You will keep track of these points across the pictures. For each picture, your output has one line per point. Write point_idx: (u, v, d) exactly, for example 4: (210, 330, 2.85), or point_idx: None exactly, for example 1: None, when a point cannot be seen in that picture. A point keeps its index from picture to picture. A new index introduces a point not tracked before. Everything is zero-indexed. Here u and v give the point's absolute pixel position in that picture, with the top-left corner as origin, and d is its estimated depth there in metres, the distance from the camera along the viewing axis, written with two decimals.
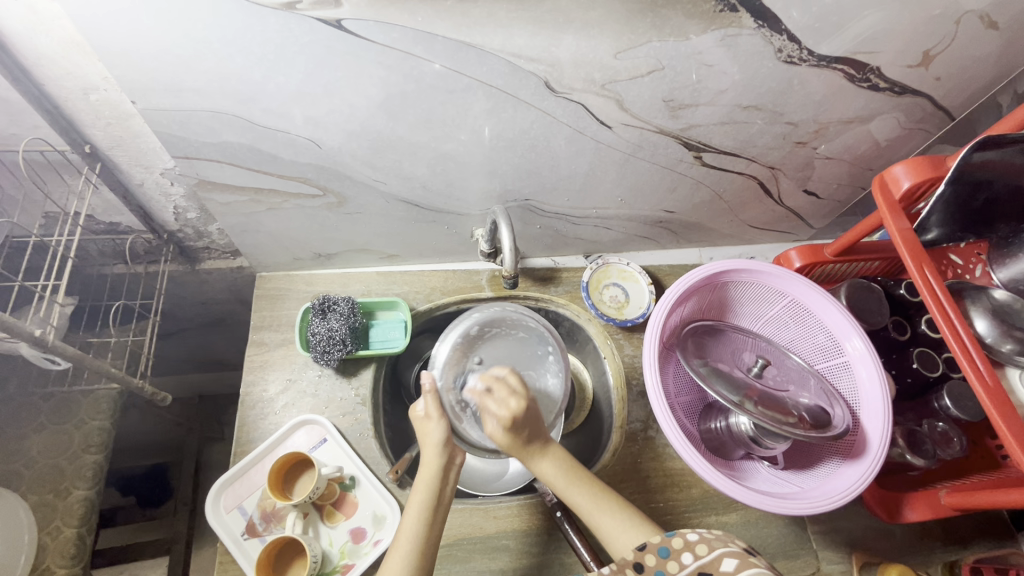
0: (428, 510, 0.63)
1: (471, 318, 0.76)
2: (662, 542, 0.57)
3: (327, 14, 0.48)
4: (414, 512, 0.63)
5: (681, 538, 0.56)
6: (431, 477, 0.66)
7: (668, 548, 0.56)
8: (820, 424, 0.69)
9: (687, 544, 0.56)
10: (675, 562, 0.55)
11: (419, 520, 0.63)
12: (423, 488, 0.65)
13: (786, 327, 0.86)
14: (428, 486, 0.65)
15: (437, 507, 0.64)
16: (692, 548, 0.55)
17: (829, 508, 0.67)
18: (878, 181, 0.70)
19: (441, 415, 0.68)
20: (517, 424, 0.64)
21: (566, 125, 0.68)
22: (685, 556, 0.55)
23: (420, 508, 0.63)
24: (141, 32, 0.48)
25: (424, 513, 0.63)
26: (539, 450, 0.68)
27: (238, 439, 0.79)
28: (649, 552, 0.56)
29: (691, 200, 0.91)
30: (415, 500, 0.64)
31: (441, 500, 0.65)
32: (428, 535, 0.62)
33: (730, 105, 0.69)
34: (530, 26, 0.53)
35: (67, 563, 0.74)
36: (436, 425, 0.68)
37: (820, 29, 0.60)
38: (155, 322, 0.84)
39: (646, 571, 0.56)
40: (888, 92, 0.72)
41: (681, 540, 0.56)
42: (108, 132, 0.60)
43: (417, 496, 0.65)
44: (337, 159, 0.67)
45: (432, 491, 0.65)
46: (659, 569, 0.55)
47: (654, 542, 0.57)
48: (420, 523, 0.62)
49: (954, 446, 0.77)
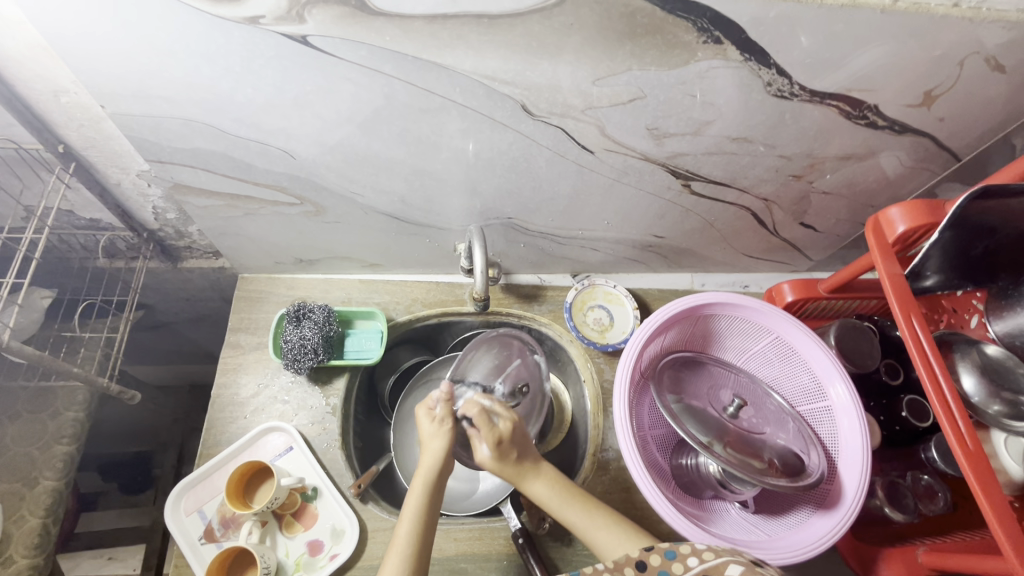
0: (421, 519, 0.62)
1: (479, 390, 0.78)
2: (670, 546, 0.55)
3: (291, 30, 0.47)
4: (408, 518, 0.62)
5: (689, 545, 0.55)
6: (427, 482, 0.65)
7: (675, 551, 0.54)
8: (793, 473, 0.66)
9: (695, 550, 0.54)
10: (680, 565, 0.53)
11: (412, 527, 0.61)
12: (413, 500, 0.64)
13: (770, 364, 0.82)
14: (422, 497, 0.64)
15: (429, 516, 0.63)
16: (698, 553, 0.54)
17: (795, 562, 0.65)
18: (872, 224, 0.69)
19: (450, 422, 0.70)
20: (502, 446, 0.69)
21: (546, 147, 0.66)
22: (692, 561, 0.53)
23: (414, 514, 0.62)
24: (102, 38, 0.47)
25: (418, 519, 0.62)
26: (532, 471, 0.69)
27: (204, 442, 0.79)
28: (655, 552, 0.54)
29: (681, 226, 0.88)
30: (407, 509, 0.63)
31: (433, 506, 0.64)
32: (423, 534, 0.61)
33: (718, 136, 0.66)
34: (503, 50, 0.51)
35: (29, 553, 0.75)
36: (441, 429, 0.69)
37: (813, 65, 0.57)
38: (131, 318, 0.84)
39: (650, 570, 0.54)
40: (888, 130, 0.69)
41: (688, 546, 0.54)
42: (81, 133, 0.60)
43: (410, 504, 0.63)
44: (312, 170, 0.66)
45: (423, 497, 0.64)
46: (664, 569, 0.53)
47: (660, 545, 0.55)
48: (415, 527, 0.61)
49: (937, 502, 0.74)
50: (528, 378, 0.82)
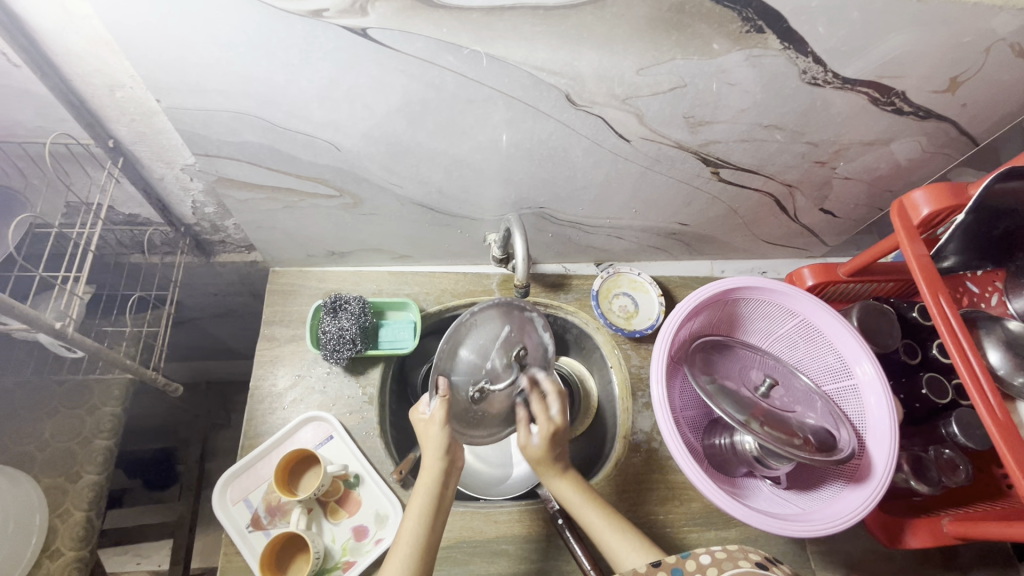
0: (428, 515, 0.65)
1: (473, 368, 0.67)
2: (675, 563, 0.59)
3: (352, 23, 0.48)
4: (416, 514, 0.65)
5: (695, 561, 0.58)
6: (433, 478, 0.68)
7: (680, 569, 0.58)
8: (825, 447, 0.69)
9: (699, 565, 0.58)
10: None
11: (420, 521, 0.65)
12: (421, 495, 0.67)
13: (795, 346, 0.85)
14: (430, 492, 0.67)
15: (437, 513, 0.66)
16: (704, 571, 0.57)
17: (831, 532, 0.67)
18: (896, 206, 0.71)
19: (444, 419, 0.67)
20: (555, 437, 0.73)
21: (584, 136, 0.68)
22: None
23: (422, 510, 0.65)
24: (165, 32, 0.48)
25: (425, 515, 0.65)
26: (562, 469, 0.74)
27: (246, 432, 0.80)
28: (662, 570, 0.59)
29: (706, 213, 0.90)
30: (415, 505, 0.66)
31: (440, 501, 0.67)
32: (429, 532, 0.64)
33: (751, 123, 0.68)
34: (554, 41, 0.53)
35: (75, 545, 0.76)
36: (438, 431, 0.67)
37: (846, 53, 0.59)
38: (169, 312, 0.85)
39: None
40: (912, 116, 0.71)
41: (694, 563, 0.58)
42: (131, 128, 0.62)
43: (418, 499, 0.67)
44: (356, 161, 0.68)
45: (431, 494, 0.67)
46: None
47: (668, 561, 0.59)
48: (421, 525, 0.64)
49: (959, 474, 0.76)
50: (521, 338, 0.72)
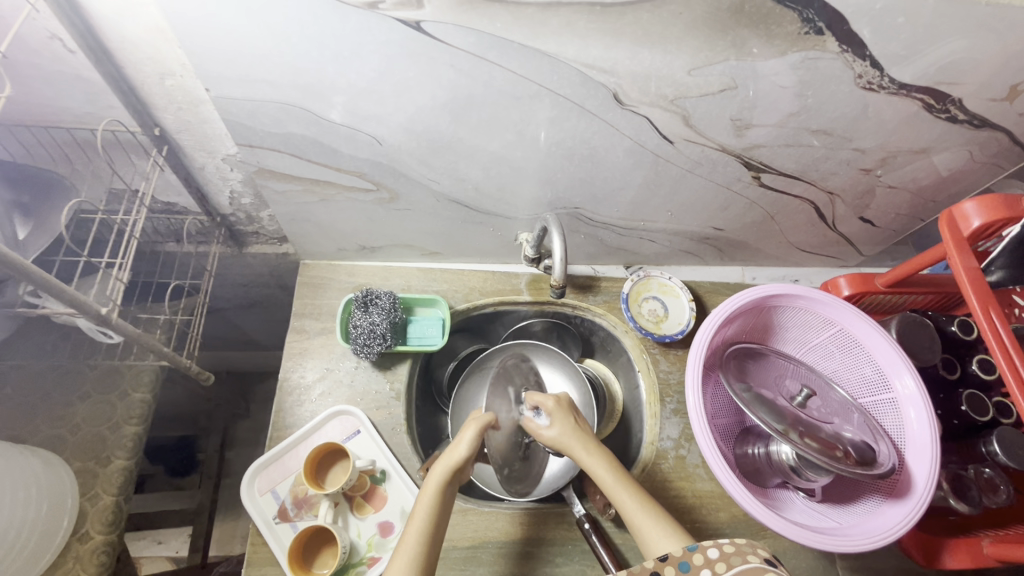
0: (431, 522, 0.60)
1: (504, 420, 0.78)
2: (682, 556, 0.54)
3: (408, 15, 0.48)
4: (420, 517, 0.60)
5: (702, 554, 0.54)
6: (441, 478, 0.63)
7: (689, 564, 0.53)
8: (866, 461, 0.67)
9: (708, 560, 0.53)
10: None
11: (421, 529, 0.59)
12: (426, 500, 0.61)
13: (831, 357, 0.83)
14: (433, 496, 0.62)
15: (437, 522, 0.61)
16: (712, 565, 0.53)
17: (870, 548, 0.65)
18: (946, 217, 0.69)
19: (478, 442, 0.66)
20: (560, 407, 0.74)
21: (627, 137, 0.67)
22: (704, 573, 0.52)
23: (422, 516, 0.60)
24: (222, 21, 0.48)
25: (427, 520, 0.60)
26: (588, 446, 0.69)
27: (274, 424, 0.80)
28: (669, 564, 0.54)
29: (742, 219, 0.89)
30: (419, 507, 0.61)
31: (443, 504, 0.62)
32: (430, 536, 0.59)
33: (798, 127, 0.67)
34: (607, 38, 0.52)
35: (104, 529, 0.76)
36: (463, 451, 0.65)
37: (906, 57, 0.57)
38: (203, 301, 0.86)
39: (670, 562, 0.54)
40: (966, 124, 0.69)
41: (702, 556, 0.53)
42: (178, 116, 0.62)
43: (422, 502, 0.61)
44: (395, 156, 0.67)
45: (435, 494, 0.62)
46: None
47: (675, 555, 0.54)
48: (423, 531, 0.59)
49: (1001, 495, 0.74)
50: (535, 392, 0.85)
